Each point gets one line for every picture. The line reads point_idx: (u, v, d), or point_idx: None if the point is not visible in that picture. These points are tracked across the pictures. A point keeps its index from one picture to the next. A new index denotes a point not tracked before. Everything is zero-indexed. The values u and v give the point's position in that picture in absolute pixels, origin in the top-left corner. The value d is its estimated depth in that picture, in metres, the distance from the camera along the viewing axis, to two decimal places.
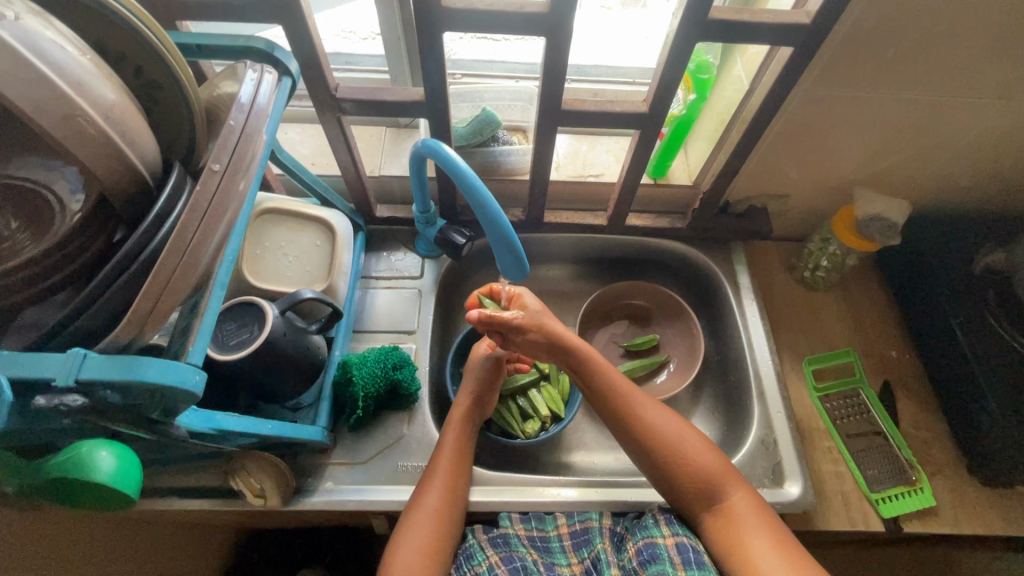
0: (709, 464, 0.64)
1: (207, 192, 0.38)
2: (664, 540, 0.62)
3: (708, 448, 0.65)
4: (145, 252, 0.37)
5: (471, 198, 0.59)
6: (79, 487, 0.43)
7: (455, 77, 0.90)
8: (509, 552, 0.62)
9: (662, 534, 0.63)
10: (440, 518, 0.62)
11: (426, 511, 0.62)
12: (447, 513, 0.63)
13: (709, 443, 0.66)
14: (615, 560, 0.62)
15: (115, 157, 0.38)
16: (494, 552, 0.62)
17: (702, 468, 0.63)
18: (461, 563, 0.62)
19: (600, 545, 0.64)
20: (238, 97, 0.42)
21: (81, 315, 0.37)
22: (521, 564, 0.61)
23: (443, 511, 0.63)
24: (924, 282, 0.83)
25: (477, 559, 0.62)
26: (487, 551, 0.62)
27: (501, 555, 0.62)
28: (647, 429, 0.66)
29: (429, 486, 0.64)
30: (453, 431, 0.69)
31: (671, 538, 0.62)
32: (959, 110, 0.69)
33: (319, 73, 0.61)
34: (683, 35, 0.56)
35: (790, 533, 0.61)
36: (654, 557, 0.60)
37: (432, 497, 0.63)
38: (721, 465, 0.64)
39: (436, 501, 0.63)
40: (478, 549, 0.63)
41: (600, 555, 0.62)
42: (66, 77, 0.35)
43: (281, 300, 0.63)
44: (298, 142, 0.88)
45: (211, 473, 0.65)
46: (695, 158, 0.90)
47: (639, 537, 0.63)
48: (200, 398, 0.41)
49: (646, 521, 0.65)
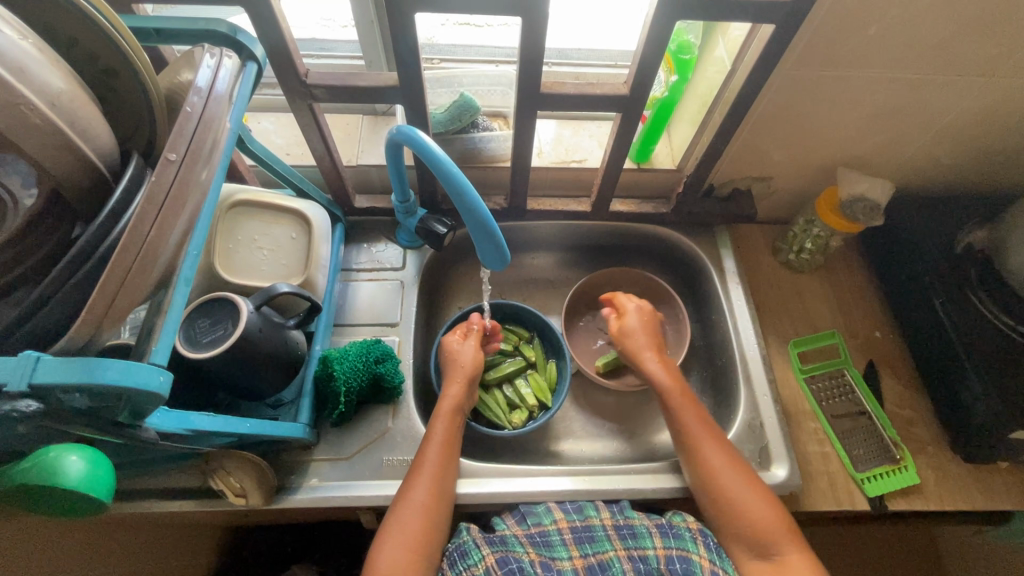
0: (767, 515, 0.62)
1: (164, 182, 0.36)
2: (699, 559, 0.61)
3: (770, 501, 0.63)
4: (100, 249, 0.35)
5: (449, 185, 0.57)
6: (45, 495, 0.41)
7: (433, 63, 0.87)
8: (505, 552, 0.61)
9: (697, 551, 0.62)
10: (430, 513, 0.61)
11: (412, 506, 0.61)
12: (434, 507, 0.62)
13: (773, 498, 0.64)
14: (631, 566, 0.60)
15: (64, 148, 0.36)
16: (490, 552, 0.60)
17: (758, 518, 0.61)
18: (457, 561, 0.61)
19: (612, 551, 0.62)
20: (195, 82, 0.40)
21: (33, 317, 0.35)
22: (518, 565, 0.59)
23: (430, 506, 0.62)
24: (907, 263, 0.83)
25: (472, 559, 0.60)
26: (482, 550, 0.61)
27: (497, 555, 0.60)
28: (707, 463, 0.65)
29: (416, 480, 0.63)
30: (441, 424, 0.68)
31: (707, 560, 0.61)
32: (941, 89, 0.68)
33: (287, 59, 0.58)
34: (662, 14, 0.55)
35: None
36: (687, 572, 0.60)
37: (418, 491, 0.62)
38: (782, 519, 0.61)
39: (423, 496, 0.62)
40: (473, 547, 0.61)
41: (610, 558, 0.61)
42: (6, 62, 0.33)
43: (256, 295, 0.61)
44: (272, 132, 0.86)
45: (190, 474, 0.64)
46: (679, 141, 0.89)
47: (671, 544, 0.62)
48: (167, 400, 0.39)
49: (681, 532, 0.64)
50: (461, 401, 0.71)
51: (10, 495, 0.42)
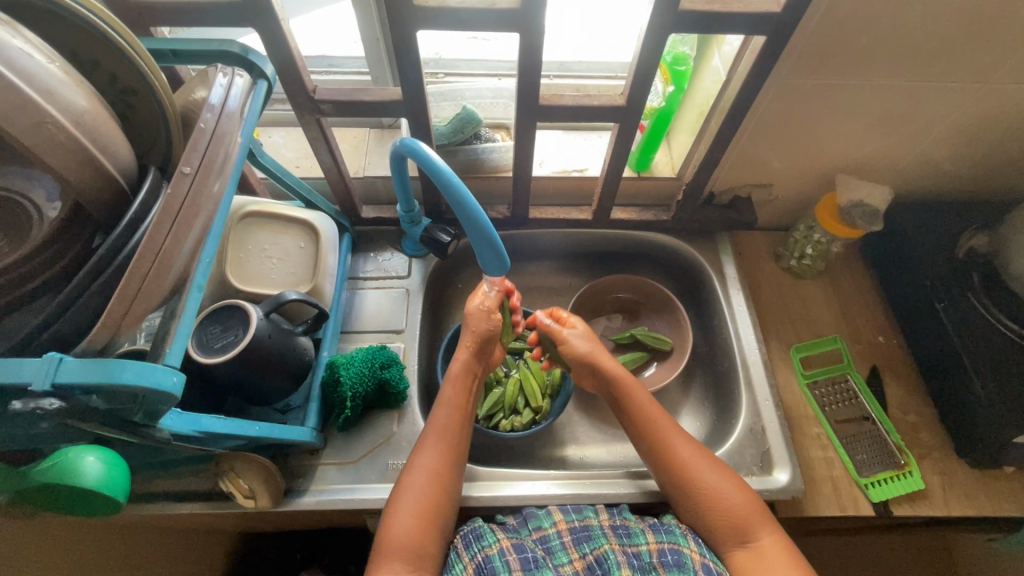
0: (735, 496, 0.64)
1: (179, 194, 0.38)
2: (690, 551, 0.62)
3: (740, 487, 0.65)
4: (119, 257, 0.37)
5: (450, 195, 0.59)
6: (65, 493, 0.43)
7: (437, 77, 0.90)
8: (519, 540, 0.63)
9: (687, 544, 0.63)
10: (443, 473, 0.64)
11: (422, 474, 0.63)
12: (445, 476, 0.64)
13: (741, 482, 0.66)
14: (625, 560, 0.60)
15: (87, 164, 0.38)
16: (506, 537, 0.63)
17: (728, 501, 0.64)
18: (472, 542, 0.62)
19: (606, 544, 0.62)
20: (209, 99, 0.43)
21: (58, 321, 0.38)
22: (532, 555, 0.61)
23: (440, 473, 0.64)
24: (907, 268, 0.84)
25: (487, 541, 0.62)
26: (497, 534, 0.63)
27: (512, 541, 0.62)
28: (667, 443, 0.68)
29: (426, 449, 0.65)
30: (455, 387, 0.70)
31: (697, 553, 0.62)
32: (936, 95, 0.69)
33: (296, 76, 0.61)
34: (656, 28, 0.57)
35: None
36: (678, 563, 0.60)
37: (429, 459, 0.64)
38: (753, 505, 0.64)
39: (434, 464, 0.64)
40: (489, 531, 0.63)
41: (606, 552, 0.61)
42: (35, 84, 0.36)
43: (265, 302, 0.63)
44: (282, 146, 0.89)
45: (202, 477, 0.66)
46: (678, 149, 0.90)
47: (662, 538, 0.63)
48: (180, 400, 0.41)
49: (672, 528, 0.64)
50: (472, 364, 0.72)
51: (30, 493, 0.44)
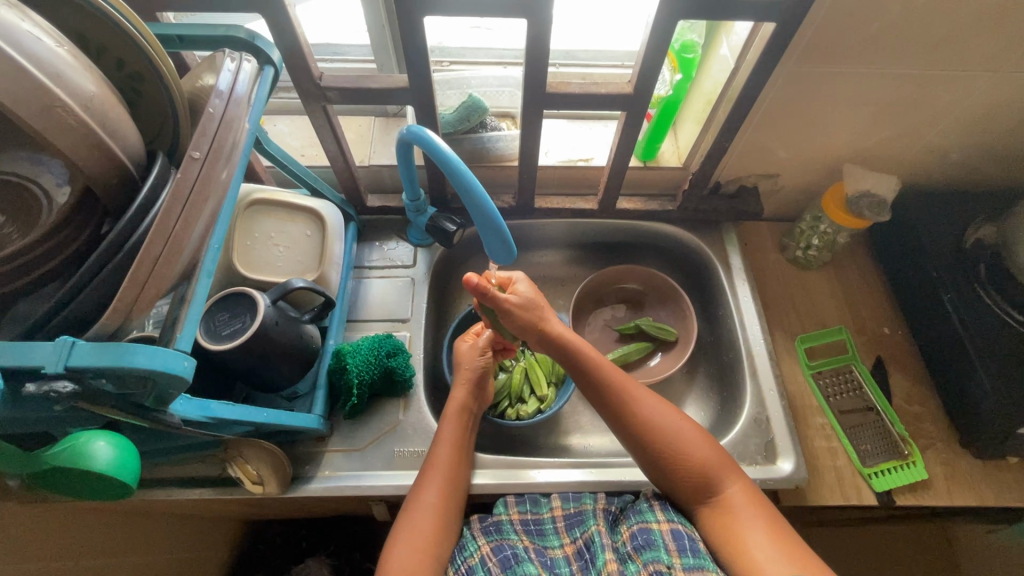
0: (702, 452, 0.64)
1: (188, 179, 0.39)
2: (659, 526, 0.62)
3: (704, 441, 0.65)
4: (131, 240, 0.38)
5: (457, 183, 0.59)
6: (75, 476, 0.44)
7: (442, 65, 0.90)
8: (500, 540, 0.63)
9: (657, 519, 0.63)
10: (445, 505, 0.64)
11: (424, 508, 0.63)
12: (445, 509, 0.63)
13: (707, 436, 0.66)
14: (609, 543, 0.61)
15: (97, 148, 0.38)
16: (485, 542, 0.63)
17: (695, 458, 0.64)
18: (455, 555, 0.63)
19: (593, 527, 0.63)
20: (216, 85, 0.43)
21: (70, 304, 0.38)
22: (511, 552, 0.61)
23: (441, 505, 0.63)
24: (913, 259, 0.83)
25: (469, 551, 0.62)
26: (478, 541, 0.63)
27: (492, 544, 0.62)
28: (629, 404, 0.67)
29: (427, 483, 0.64)
30: (451, 423, 0.70)
31: (666, 523, 0.62)
32: (946, 83, 0.69)
33: (303, 62, 0.61)
34: (665, 13, 0.56)
35: (794, 532, 0.60)
36: (648, 543, 0.60)
37: (429, 492, 0.64)
38: (720, 457, 0.64)
39: (434, 497, 0.63)
40: (470, 539, 0.64)
41: (592, 535, 0.62)
42: (44, 67, 0.36)
43: (273, 290, 0.63)
44: (287, 134, 0.88)
45: (210, 463, 0.67)
46: (684, 139, 0.90)
47: (633, 521, 0.63)
48: (190, 384, 0.41)
49: (641, 507, 0.65)
50: (468, 401, 0.73)
51: (42, 476, 0.45)
